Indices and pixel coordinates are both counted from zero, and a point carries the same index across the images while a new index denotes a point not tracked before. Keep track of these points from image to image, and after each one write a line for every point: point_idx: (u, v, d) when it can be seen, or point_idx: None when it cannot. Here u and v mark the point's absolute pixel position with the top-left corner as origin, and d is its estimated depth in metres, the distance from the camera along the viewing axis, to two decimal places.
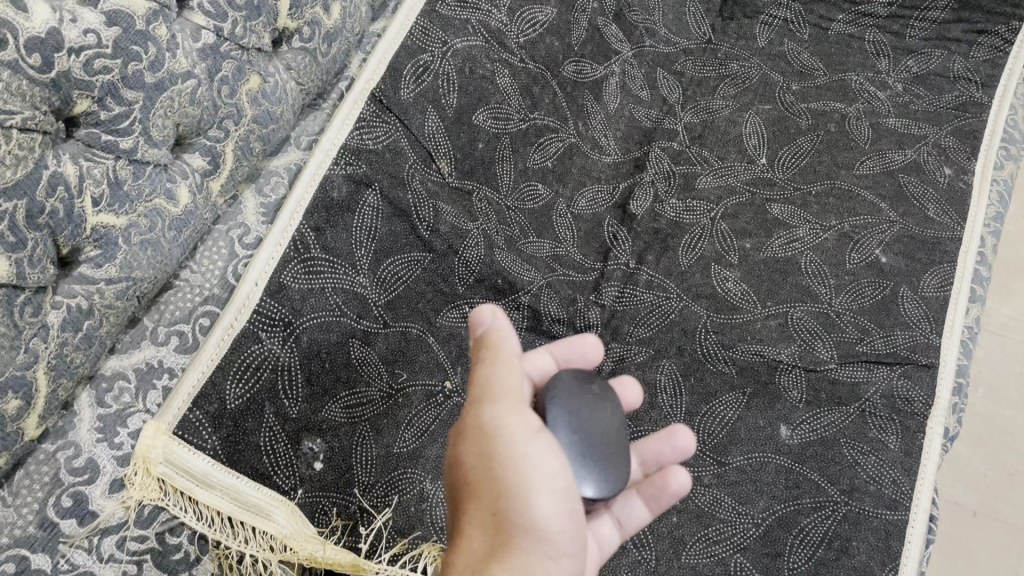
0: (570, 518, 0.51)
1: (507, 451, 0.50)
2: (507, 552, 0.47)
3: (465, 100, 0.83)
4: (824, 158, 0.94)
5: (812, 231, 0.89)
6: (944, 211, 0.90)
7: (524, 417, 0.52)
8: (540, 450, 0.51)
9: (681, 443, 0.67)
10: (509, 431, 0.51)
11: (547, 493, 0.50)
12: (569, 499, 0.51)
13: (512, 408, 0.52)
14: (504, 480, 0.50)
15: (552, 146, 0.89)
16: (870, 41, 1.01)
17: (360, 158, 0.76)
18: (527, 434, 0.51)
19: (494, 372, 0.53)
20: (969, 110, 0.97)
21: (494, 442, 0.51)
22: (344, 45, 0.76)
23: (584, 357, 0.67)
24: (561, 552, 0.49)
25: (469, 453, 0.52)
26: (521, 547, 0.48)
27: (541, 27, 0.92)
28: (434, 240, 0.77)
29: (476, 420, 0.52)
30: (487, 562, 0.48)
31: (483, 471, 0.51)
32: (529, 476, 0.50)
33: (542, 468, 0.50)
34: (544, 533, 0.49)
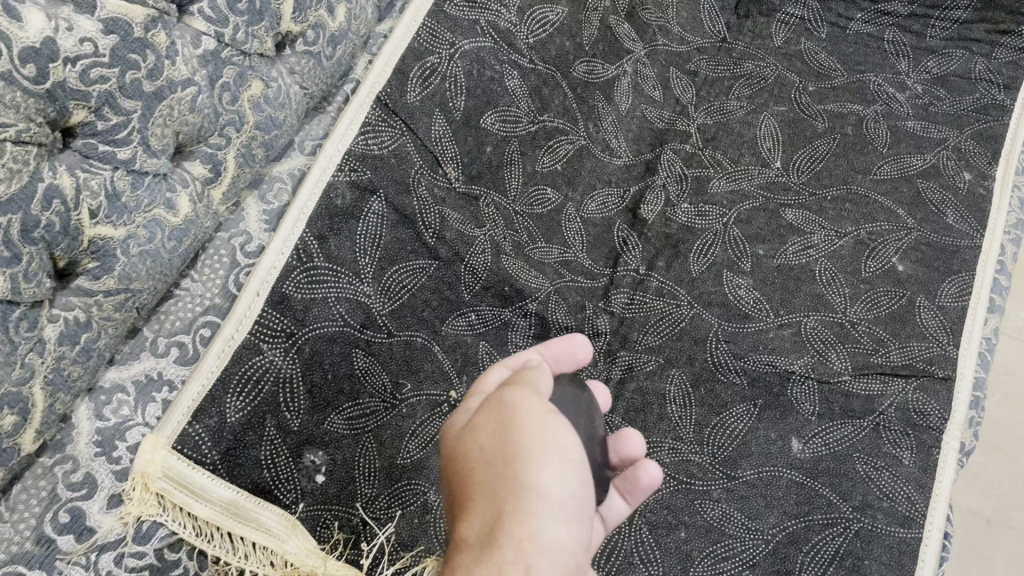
0: (584, 488, 0.48)
1: (524, 421, 0.49)
2: (517, 516, 0.45)
3: (474, 103, 0.81)
4: (840, 162, 0.91)
5: (828, 238, 0.87)
6: (964, 218, 0.88)
7: (542, 396, 0.51)
8: (553, 419, 0.49)
9: (629, 445, 0.64)
10: (527, 404, 0.50)
11: (559, 460, 0.48)
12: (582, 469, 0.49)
13: (532, 388, 0.51)
14: (518, 447, 0.47)
15: (562, 149, 0.88)
16: (890, 41, 0.98)
17: (365, 164, 0.74)
18: (539, 406, 0.50)
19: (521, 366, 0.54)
20: (990, 113, 0.94)
21: (512, 412, 0.49)
22: (349, 48, 0.74)
23: (573, 357, 0.65)
24: (573, 520, 0.47)
25: (478, 425, 0.50)
26: (531, 513, 0.45)
27: (552, 26, 0.89)
28: (439, 247, 0.76)
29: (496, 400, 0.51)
30: (495, 529, 0.45)
31: (492, 441, 0.49)
32: (540, 443, 0.48)
33: (554, 435, 0.48)
34: (555, 500, 0.46)
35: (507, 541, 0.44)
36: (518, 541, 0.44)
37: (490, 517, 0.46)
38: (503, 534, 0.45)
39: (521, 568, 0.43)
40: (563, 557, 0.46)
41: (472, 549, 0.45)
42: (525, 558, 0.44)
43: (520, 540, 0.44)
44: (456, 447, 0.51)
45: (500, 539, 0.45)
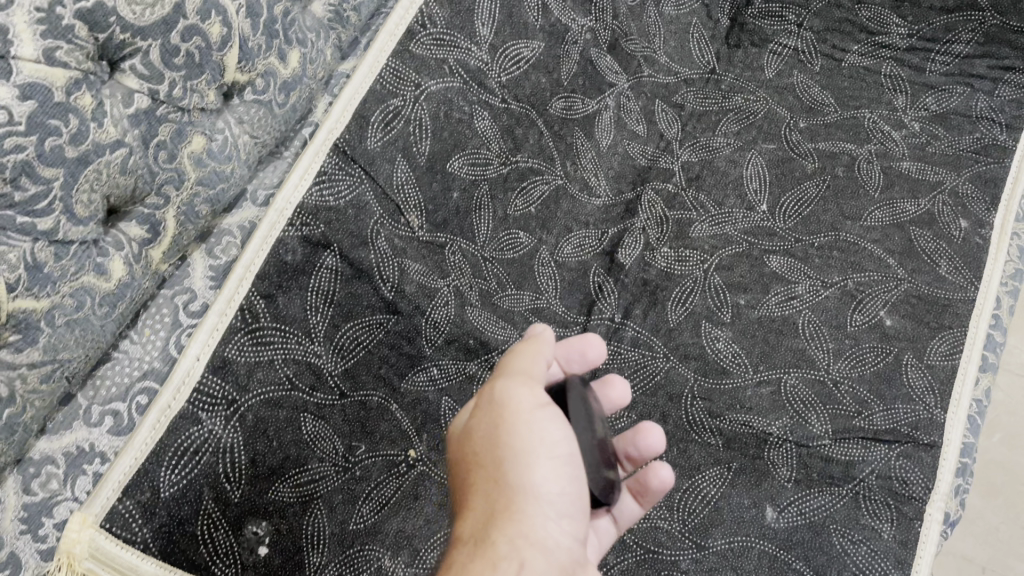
0: (570, 487, 0.53)
1: (513, 418, 0.54)
2: (509, 514, 0.50)
3: (440, 147, 0.77)
4: (830, 207, 0.87)
5: (812, 288, 0.83)
6: (957, 269, 0.83)
7: (533, 391, 0.55)
8: (542, 415, 0.54)
9: (649, 442, 0.69)
10: (517, 401, 0.54)
11: (549, 461, 0.52)
12: (571, 470, 0.54)
13: (523, 383, 0.56)
14: (508, 447, 0.52)
15: (536, 190, 0.85)
16: (887, 75, 0.93)
17: (319, 218, 0.69)
18: (533, 403, 0.55)
19: (518, 358, 0.58)
20: (990, 154, 0.89)
21: (503, 411, 0.54)
22: (306, 92, 0.71)
23: (584, 356, 0.70)
24: (563, 519, 0.52)
25: (473, 428, 0.55)
26: (522, 511, 0.50)
27: (526, 63, 0.84)
28: (399, 301, 0.72)
29: (489, 396, 0.56)
30: (488, 525, 0.50)
31: (486, 446, 0.54)
32: (529, 443, 0.53)
33: (542, 436, 0.53)
34: (543, 496, 0.51)
35: (500, 539, 0.49)
36: (510, 538, 0.49)
37: (484, 515, 0.51)
38: (496, 531, 0.49)
39: (515, 564, 0.48)
40: (556, 553, 0.50)
41: (467, 546, 0.50)
42: (518, 554, 0.48)
43: (513, 537, 0.49)
44: (459, 445, 0.56)
45: (494, 537, 0.49)
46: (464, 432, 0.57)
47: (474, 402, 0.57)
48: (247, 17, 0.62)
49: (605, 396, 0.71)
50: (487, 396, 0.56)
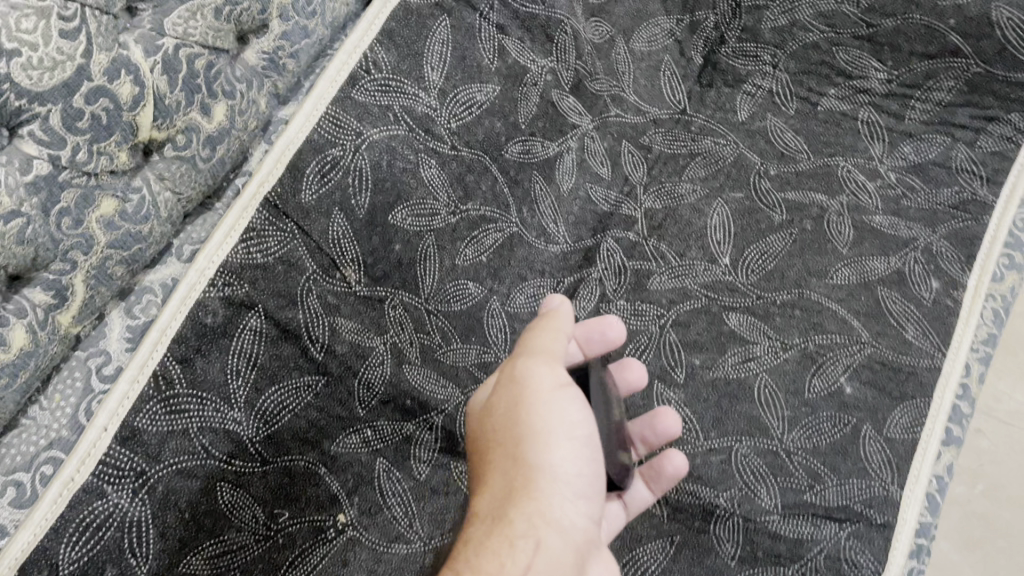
0: (588, 465, 0.59)
1: (533, 399, 0.59)
2: (527, 494, 0.56)
3: (381, 198, 0.74)
4: (795, 262, 0.83)
5: (771, 349, 0.80)
6: (925, 334, 0.79)
7: (554, 372, 0.61)
8: (561, 397, 0.60)
9: (666, 425, 0.74)
10: (538, 382, 0.60)
11: (565, 442, 0.58)
12: (586, 449, 0.59)
13: (544, 364, 0.61)
14: (529, 428, 0.58)
15: (488, 238, 0.82)
16: (864, 121, 0.89)
17: (243, 277, 0.66)
18: (553, 385, 0.60)
19: (540, 337, 0.63)
20: (968, 210, 0.85)
21: (526, 390, 0.60)
22: (236, 144, 0.68)
23: (604, 337, 0.75)
24: (577, 495, 0.58)
25: (497, 404, 0.61)
26: (540, 491, 0.56)
27: (479, 107, 0.80)
28: (329, 362, 0.70)
29: (512, 374, 0.61)
30: (507, 501, 0.56)
31: (507, 424, 0.59)
32: (546, 426, 0.58)
33: (559, 419, 0.59)
34: (560, 476, 0.57)
35: (517, 517, 0.55)
36: (528, 517, 0.55)
37: (503, 491, 0.57)
38: (514, 509, 0.55)
39: (530, 540, 0.54)
40: (570, 526, 0.57)
41: (486, 520, 0.56)
42: (534, 531, 0.55)
43: (530, 514, 0.55)
44: (483, 418, 0.62)
45: (511, 513, 0.55)
46: (485, 407, 0.62)
47: (499, 377, 0.63)
48: (163, 74, 0.59)
49: (622, 377, 0.76)
50: (510, 376, 0.61)
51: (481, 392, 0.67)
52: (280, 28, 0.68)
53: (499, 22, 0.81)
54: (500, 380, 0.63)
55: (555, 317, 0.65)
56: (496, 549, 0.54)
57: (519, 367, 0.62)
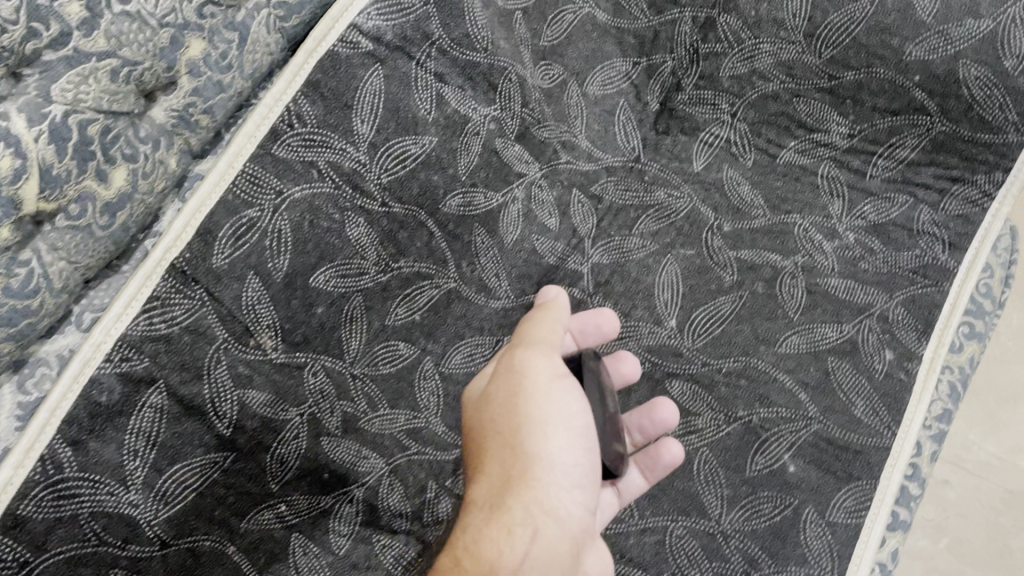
0: (583, 456, 0.65)
1: (532, 391, 0.65)
2: (525, 482, 0.62)
3: (300, 260, 0.70)
4: (743, 328, 0.80)
5: (714, 421, 0.76)
6: (875, 411, 0.76)
7: (550, 363, 0.67)
8: (558, 389, 0.65)
9: (664, 413, 0.74)
10: (536, 375, 0.66)
11: (561, 432, 0.64)
12: (581, 440, 0.65)
13: (542, 358, 0.67)
14: (527, 419, 0.64)
15: (423, 296, 0.78)
16: (823, 177, 0.85)
17: (143, 351, 0.62)
18: (550, 378, 0.66)
19: (536, 328, 0.70)
20: (928, 275, 0.81)
21: (524, 383, 0.65)
22: (141, 208, 0.64)
23: (599, 331, 0.78)
24: (572, 484, 0.64)
25: (496, 394, 0.66)
26: (537, 480, 0.62)
27: (413, 161, 0.76)
28: (238, 437, 0.66)
29: (512, 366, 0.67)
30: (506, 487, 0.62)
31: (505, 416, 0.65)
32: (544, 417, 0.64)
33: (557, 410, 0.64)
34: (557, 467, 0.63)
35: (515, 506, 0.61)
36: (525, 505, 0.61)
37: (502, 479, 0.63)
38: (513, 496, 0.61)
39: (528, 525, 0.60)
40: (566, 513, 0.63)
41: (486, 506, 0.62)
42: (530, 516, 0.61)
43: (527, 503, 0.61)
44: (481, 406, 0.68)
45: (509, 502, 0.61)
46: (483, 396, 0.68)
47: (499, 367, 0.68)
48: (50, 143, 0.55)
49: (617, 369, 0.77)
50: (509, 368, 0.67)
51: (478, 380, 0.72)
52: (189, 84, 0.64)
53: (438, 70, 0.77)
54: (500, 371, 0.68)
55: (550, 310, 0.71)
56: (495, 533, 0.60)
57: (518, 359, 0.68)
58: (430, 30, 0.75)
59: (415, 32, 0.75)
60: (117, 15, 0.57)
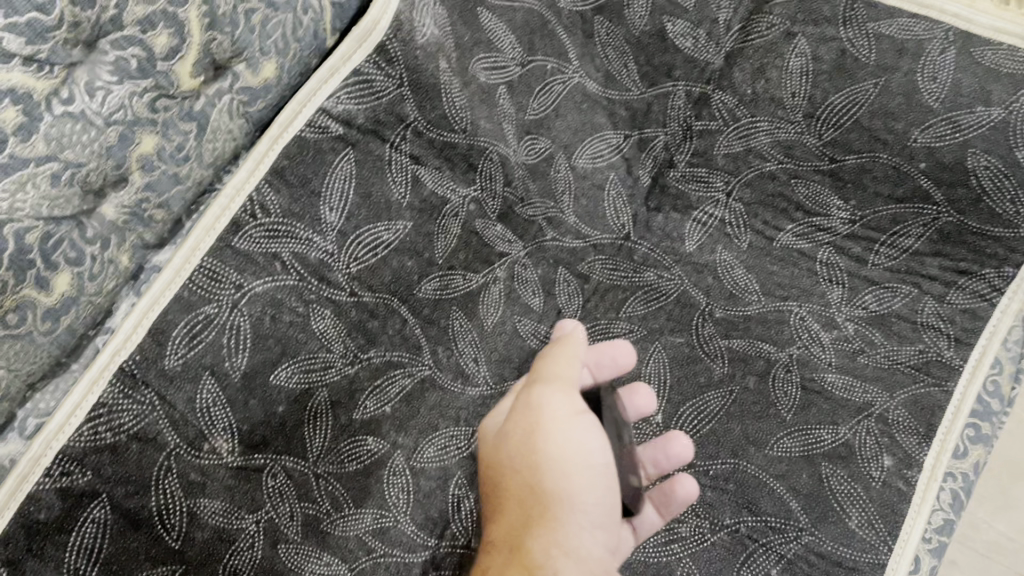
0: (606, 494, 0.60)
1: (549, 426, 0.59)
2: (545, 522, 0.57)
3: (261, 357, 0.67)
4: (732, 427, 0.75)
5: (698, 528, 0.72)
6: (871, 525, 0.71)
7: (569, 397, 0.61)
8: (576, 425, 0.60)
9: (678, 449, 0.72)
10: (553, 409, 0.60)
11: (582, 471, 0.59)
12: (605, 477, 0.60)
13: (560, 390, 0.61)
14: (544, 456, 0.58)
15: (394, 386, 0.73)
16: (822, 263, 0.80)
17: (86, 464, 0.60)
18: (568, 412, 0.60)
19: (557, 358, 0.64)
20: (931, 372, 0.76)
21: (540, 417, 0.60)
22: (87, 309, 0.60)
23: (615, 362, 0.73)
24: (596, 524, 0.59)
25: (511, 428, 0.61)
26: (556, 521, 0.57)
27: (386, 248, 0.73)
28: (187, 549, 0.63)
29: (528, 398, 0.62)
30: (525, 528, 0.57)
31: (522, 454, 0.59)
32: (561, 454, 0.58)
33: (575, 446, 0.59)
34: (578, 506, 0.58)
35: (534, 547, 0.56)
36: (544, 547, 0.56)
37: (520, 520, 0.58)
38: (532, 538, 0.56)
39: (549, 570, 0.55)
40: (591, 557, 0.58)
41: (504, 550, 0.57)
42: (551, 560, 0.55)
43: (546, 544, 0.56)
44: (497, 441, 0.62)
45: (528, 544, 0.56)
46: (498, 433, 0.62)
47: (516, 399, 0.63)
48: None
49: (631, 403, 0.74)
50: (525, 402, 0.61)
51: (494, 419, 0.66)
52: (142, 179, 0.61)
53: (414, 152, 0.74)
54: (516, 404, 0.63)
55: (568, 343, 0.64)
56: None
57: (536, 392, 0.62)
58: (405, 112, 0.73)
59: (389, 115, 0.72)
60: (58, 117, 0.54)
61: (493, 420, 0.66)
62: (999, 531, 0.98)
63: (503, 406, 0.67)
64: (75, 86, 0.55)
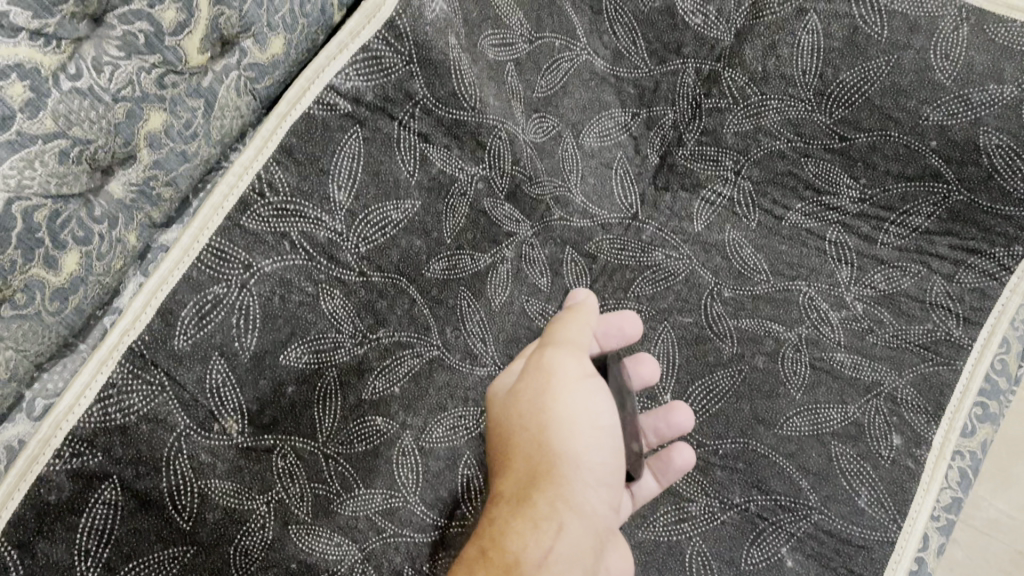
0: (610, 456, 0.61)
1: (559, 386, 0.61)
2: (552, 476, 0.57)
3: (270, 337, 0.66)
4: (742, 407, 0.75)
5: (708, 508, 0.72)
6: (880, 503, 0.71)
7: (580, 362, 0.62)
8: (586, 387, 0.61)
9: (679, 420, 0.72)
10: (564, 371, 0.61)
11: (588, 430, 0.60)
12: (609, 439, 0.61)
13: (571, 354, 0.62)
14: (554, 414, 0.59)
15: (402, 366, 0.73)
16: (832, 242, 0.80)
17: (96, 445, 0.59)
18: (579, 375, 0.62)
19: (568, 327, 0.65)
20: (940, 351, 0.76)
21: (551, 377, 0.61)
22: (95, 289, 0.60)
23: (622, 333, 0.74)
24: (598, 483, 0.60)
25: (521, 388, 0.62)
26: (563, 476, 0.57)
27: (394, 226, 0.72)
28: (198, 530, 0.63)
29: (539, 361, 0.63)
30: (531, 482, 0.57)
31: (530, 411, 0.60)
32: (570, 413, 0.60)
33: (583, 407, 0.60)
34: (584, 464, 0.58)
35: (540, 498, 0.56)
36: (551, 499, 0.56)
37: (525, 474, 0.58)
38: (538, 490, 0.56)
39: (554, 522, 0.55)
40: (593, 514, 0.58)
41: (509, 502, 0.57)
42: (556, 511, 0.56)
43: (553, 497, 0.56)
44: (505, 402, 0.63)
45: (534, 496, 0.56)
46: (507, 395, 0.63)
47: (526, 363, 0.64)
48: None
49: (636, 373, 0.74)
50: (536, 364, 0.62)
51: (500, 381, 0.67)
52: (150, 157, 0.60)
53: (422, 130, 0.73)
54: (525, 367, 0.64)
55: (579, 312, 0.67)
56: (519, 527, 0.55)
57: (547, 355, 0.63)
58: (414, 89, 0.71)
59: (398, 92, 0.71)
60: (65, 92, 0.53)
61: (500, 384, 0.66)
62: (999, 509, 0.97)
63: (510, 371, 0.67)
64: (82, 62, 0.54)
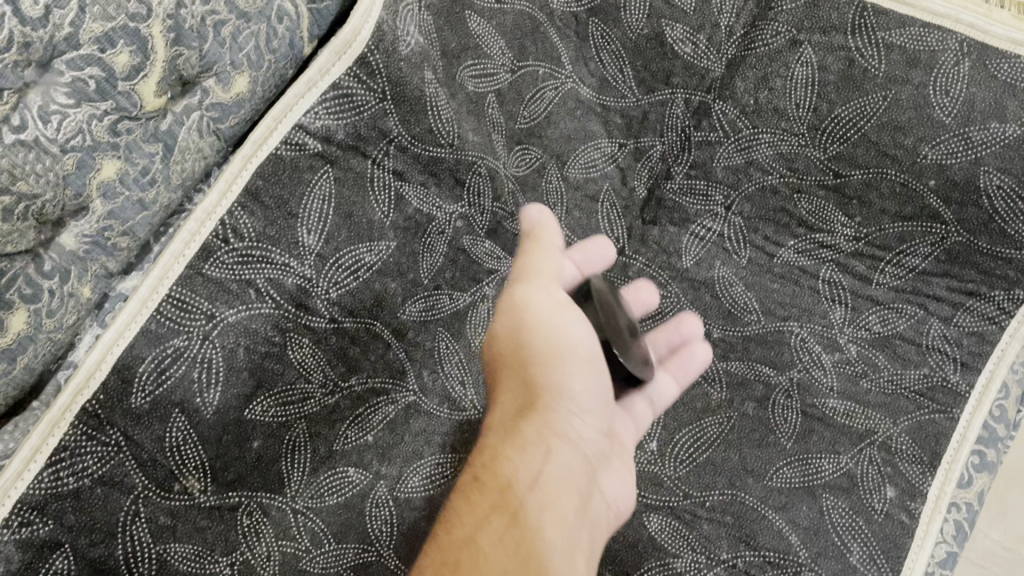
0: (599, 381, 0.58)
1: (535, 319, 0.57)
2: (538, 408, 0.56)
3: (235, 391, 0.63)
4: (729, 455, 0.72)
5: (694, 564, 0.69)
6: (871, 559, 0.69)
7: (553, 291, 0.58)
8: (564, 316, 0.57)
9: (690, 327, 0.74)
10: (537, 304, 0.57)
11: (572, 360, 0.57)
12: (596, 365, 0.58)
13: (543, 285, 0.58)
14: (535, 348, 0.57)
15: (377, 414, 0.69)
16: (825, 281, 0.77)
17: (47, 513, 0.56)
18: (554, 306, 0.57)
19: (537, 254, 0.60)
20: (935, 398, 0.73)
21: (525, 312, 0.57)
22: (47, 349, 0.57)
23: (601, 257, 0.71)
24: (587, 410, 0.58)
25: (500, 323, 0.59)
26: (548, 407, 0.56)
27: (367, 270, 0.69)
28: None
29: (512, 294, 0.59)
30: (518, 415, 0.56)
31: (512, 345, 0.58)
32: (551, 344, 0.57)
33: (564, 337, 0.57)
34: (570, 395, 0.57)
35: (526, 428, 0.55)
36: (537, 429, 0.55)
37: (513, 407, 0.57)
38: (525, 421, 0.56)
39: (541, 449, 0.55)
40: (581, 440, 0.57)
41: (498, 429, 0.57)
42: (542, 440, 0.55)
43: (540, 427, 0.56)
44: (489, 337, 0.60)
45: (521, 426, 0.56)
46: (489, 331, 0.60)
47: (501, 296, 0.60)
48: None
49: (637, 298, 0.75)
50: (509, 296, 0.59)
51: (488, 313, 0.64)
52: (104, 207, 0.57)
53: (398, 168, 0.70)
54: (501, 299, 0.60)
55: (545, 232, 0.60)
56: (506, 455, 0.55)
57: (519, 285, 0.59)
58: (388, 126, 0.68)
59: (371, 130, 0.68)
60: (10, 146, 0.49)
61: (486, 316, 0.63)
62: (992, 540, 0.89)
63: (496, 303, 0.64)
64: (27, 112, 0.50)
